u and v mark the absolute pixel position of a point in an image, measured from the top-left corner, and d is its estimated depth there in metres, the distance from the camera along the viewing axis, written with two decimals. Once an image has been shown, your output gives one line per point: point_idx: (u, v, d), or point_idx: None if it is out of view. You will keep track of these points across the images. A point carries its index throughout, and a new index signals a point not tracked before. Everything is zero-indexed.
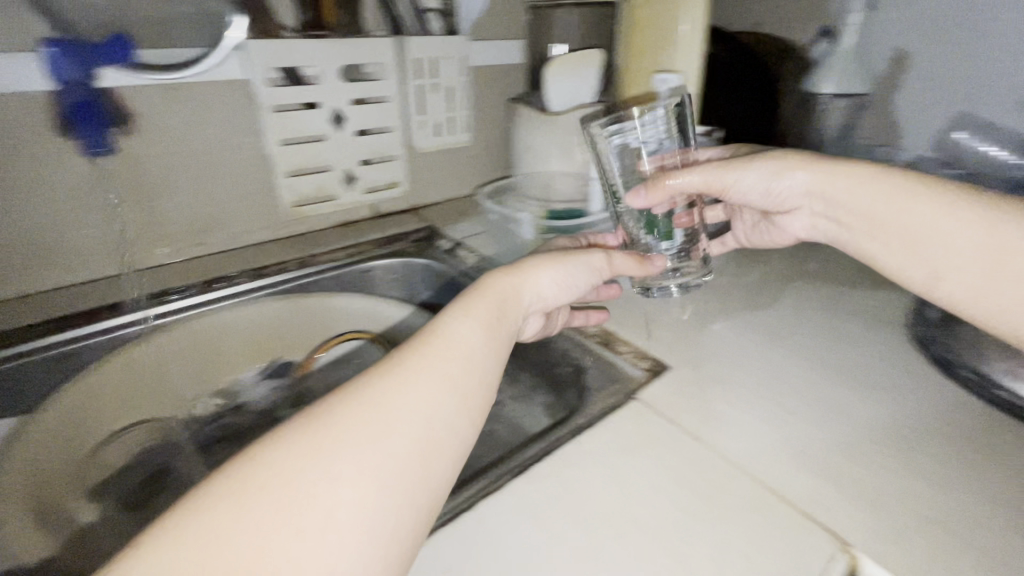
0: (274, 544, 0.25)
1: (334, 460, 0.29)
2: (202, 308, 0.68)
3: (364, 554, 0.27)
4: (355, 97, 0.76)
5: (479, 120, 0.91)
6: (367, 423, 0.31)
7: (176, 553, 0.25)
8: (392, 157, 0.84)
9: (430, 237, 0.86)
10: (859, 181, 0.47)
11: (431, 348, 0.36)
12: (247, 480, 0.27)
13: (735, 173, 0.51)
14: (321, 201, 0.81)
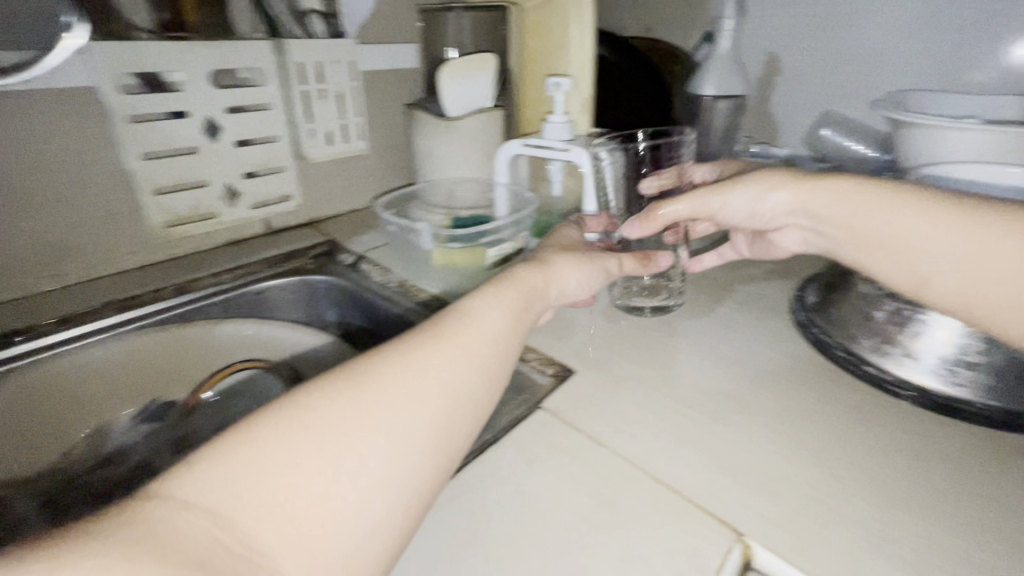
0: (314, 479, 0.28)
1: (371, 413, 0.32)
2: (57, 350, 0.59)
3: (384, 502, 0.30)
4: (230, 105, 0.69)
5: (377, 126, 0.87)
6: (407, 388, 0.34)
7: (226, 475, 0.27)
8: (281, 168, 0.78)
9: (331, 252, 0.81)
10: (837, 199, 0.48)
11: (463, 326, 0.40)
12: (296, 419, 0.30)
13: (726, 198, 0.54)
14: (199, 221, 0.73)
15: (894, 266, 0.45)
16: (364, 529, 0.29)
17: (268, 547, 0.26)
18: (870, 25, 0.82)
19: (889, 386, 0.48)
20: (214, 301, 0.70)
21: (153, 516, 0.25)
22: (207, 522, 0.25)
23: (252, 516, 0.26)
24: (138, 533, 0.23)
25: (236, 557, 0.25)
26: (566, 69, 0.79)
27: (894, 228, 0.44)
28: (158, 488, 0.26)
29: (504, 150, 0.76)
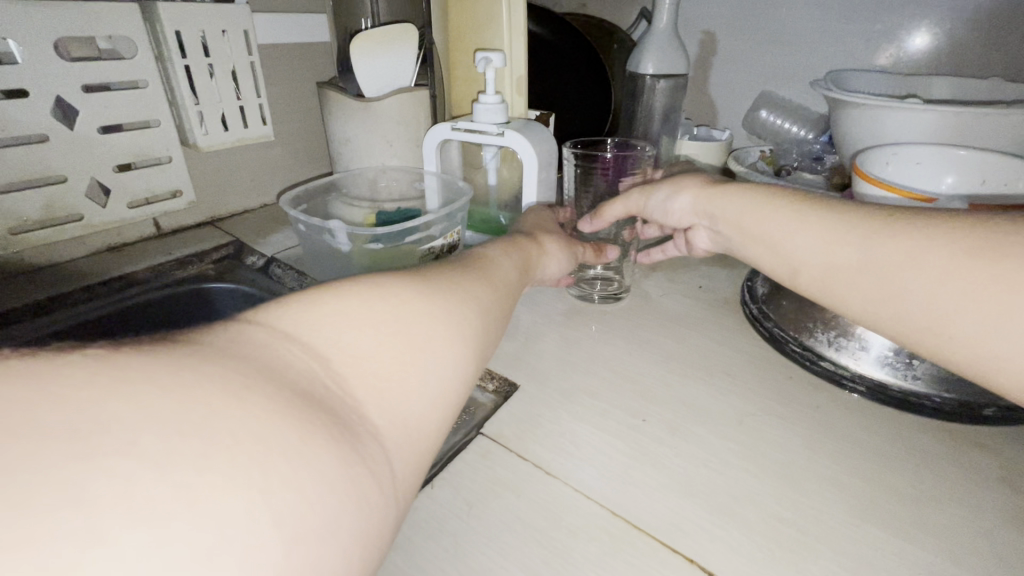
0: (398, 341, 0.25)
1: (441, 300, 0.30)
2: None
3: (454, 386, 0.27)
4: (89, 82, 0.57)
5: (285, 110, 0.77)
6: (463, 288, 0.32)
7: (316, 320, 0.24)
8: (165, 159, 0.66)
9: (236, 254, 0.70)
10: (727, 200, 0.47)
11: (492, 265, 0.40)
12: (379, 287, 0.27)
13: (646, 198, 0.56)
14: (58, 225, 0.60)
15: (762, 248, 0.43)
16: (439, 405, 0.26)
17: (357, 394, 0.23)
18: (804, 3, 0.80)
19: (843, 378, 0.47)
20: (93, 316, 0.58)
21: (251, 339, 0.22)
22: (305, 357, 0.22)
23: (344, 361, 0.23)
24: (243, 355, 0.21)
25: (332, 397, 0.22)
26: (496, 44, 0.72)
27: (759, 213, 0.43)
28: (245, 320, 0.23)
29: (433, 134, 0.69)
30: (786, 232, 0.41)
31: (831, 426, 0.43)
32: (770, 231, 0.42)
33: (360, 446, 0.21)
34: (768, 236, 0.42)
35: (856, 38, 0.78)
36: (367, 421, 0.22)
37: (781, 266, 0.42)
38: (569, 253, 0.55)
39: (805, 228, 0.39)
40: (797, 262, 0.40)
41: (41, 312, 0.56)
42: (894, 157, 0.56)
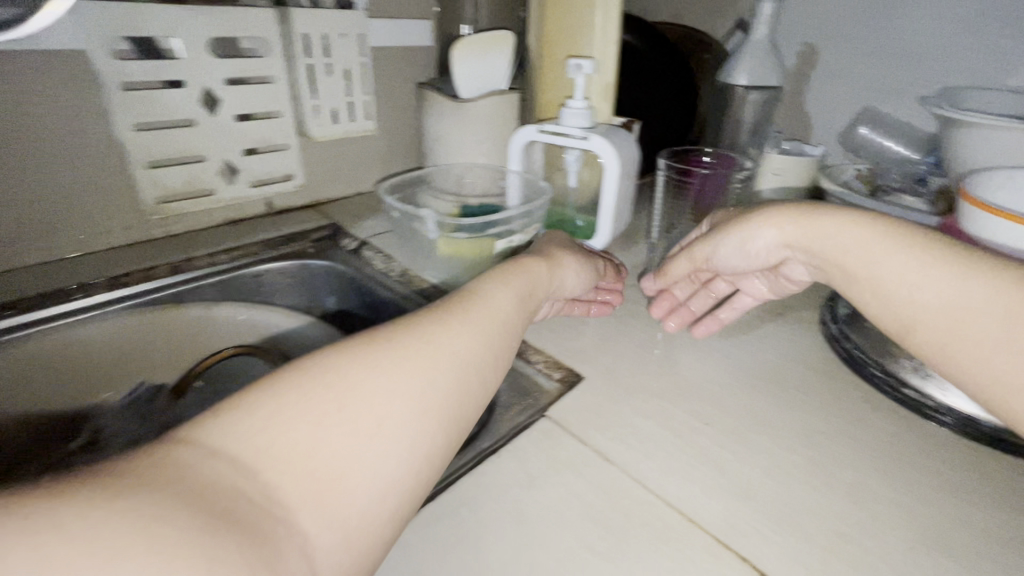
0: (336, 438, 0.27)
1: (390, 376, 0.31)
2: (31, 331, 0.55)
3: (403, 467, 0.29)
4: (230, 77, 0.65)
5: (390, 106, 0.84)
6: (422, 352, 0.33)
7: (250, 427, 0.26)
8: (283, 146, 0.74)
9: (333, 236, 0.78)
10: (821, 230, 0.43)
11: (478, 302, 0.40)
12: (319, 378, 0.29)
13: (720, 240, 0.51)
14: (194, 197, 0.69)
15: (868, 291, 0.40)
16: (382, 492, 0.28)
17: (289, 502, 0.24)
18: (920, 15, 0.76)
19: (929, 409, 0.44)
20: (207, 283, 0.66)
21: (178, 459, 0.23)
22: (232, 472, 0.24)
23: (276, 468, 0.25)
24: (163, 479, 0.22)
25: (258, 511, 0.23)
26: (586, 52, 0.75)
27: (861, 243, 0.41)
28: (178, 437, 0.25)
29: (519, 136, 0.72)
30: (897, 272, 0.38)
31: (909, 456, 0.41)
32: (879, 271, 0.39)
33: (281, 557, 0.22)
34: (871, 273, 0.40)
35: (979, 53, 0.73)
36: (298, 528, 0.24)
37: (883, 311, 0.39)
38: (585, 269, 0.55)
39: (918, 269, 0.37)
40: (908, 307, 0.37)
41: (175, 271, 0.65)
42: (1010, 181, 0.52)
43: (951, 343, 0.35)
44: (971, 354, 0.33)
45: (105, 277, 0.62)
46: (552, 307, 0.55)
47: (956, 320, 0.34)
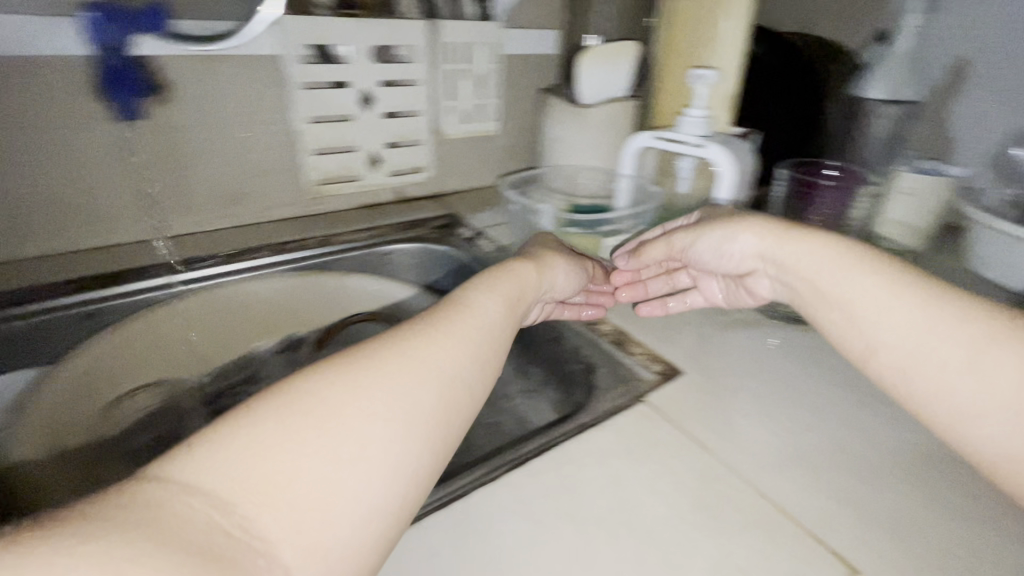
0: (318, 464, 0.25)
1: (377, 393, 0.29)
2: (148, 293, 0.66)
3: (392, 491, 0.27)
4: (383, 79, 0.75)
5: (513, 109, 0.90)
6: (410, 365, 0.31)
7: (223, 458, 0.24)
8: (418, 142, 0.83)
9: (451, 225, 0.86)
10: (799, 246, 0.44)
11: (464, 308, 0.39)
12: (297, 399, 0.27)
13: (700, 237, 0.51)
14: (345, 180, 0.81)
15: (837, 312, 0.40)
16: (370, 518, 0.26)
17: (269, 536, 0.23)
18: None
19: None
20: (347, 256, 0.78)
21: (147, 497, 0.22)
22: (207, 508, 0.22)
23: (251, 503, 0.23)
24: (130, 518, 0.20)
25: (236, 548, 0.21)
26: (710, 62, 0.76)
27: (831, 263, 0.41)
28: (145, 475, 0.23)
29: (634, 142, 0.74)
30: (865, 298, 0.38)
31: None
32: (850, 293, 0.39)
33: None
34: (841, 293, 0.40)
35: None
36: (279, 564, 0.22)
37: (851, 331, 0.39)
38: (576, 269, 0.54)
39: (882, 297, 0.38)
40: (875, 334, 0.38)
41: (323, 244, 0.77)
42: None
43: (915, 374, 0.36)
44: (935, 382, 0.35)
45: (269, 243, 0.75)
46: (542, 309, 0.54)
47: (925, 351, 0.35)
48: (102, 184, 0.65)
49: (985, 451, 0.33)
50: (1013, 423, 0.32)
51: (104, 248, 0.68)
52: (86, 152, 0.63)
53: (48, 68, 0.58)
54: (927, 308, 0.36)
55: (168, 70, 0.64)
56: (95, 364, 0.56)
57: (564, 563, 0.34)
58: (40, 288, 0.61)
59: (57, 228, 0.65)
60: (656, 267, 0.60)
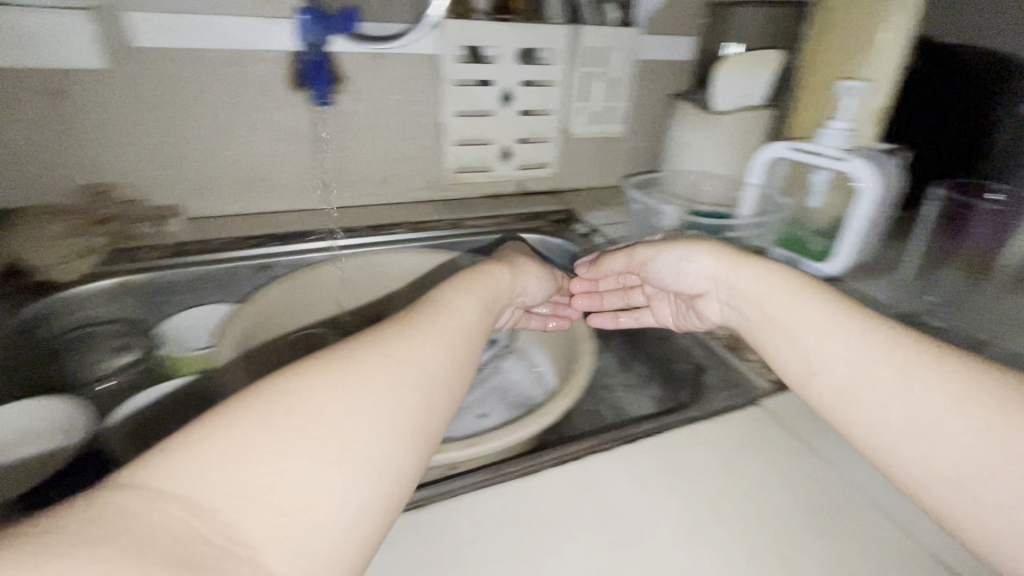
0: (301, 465, 0.25)
1: (358, 396, 0.29)
2: (222, 263, 0.72)
3: (375, 492, 0.28)
4: (524, 79, 0.81)
5: (638, 113, 0.93)
6: (388, 368, 0.32)
7: (200, 463, 0.24)
8: (547, 139, 0.89)
9: (568, 220, 0.90)
10: (750, 271, 0.47)
11: (441, 311, 0.40)
12: (275, 400, 0.27)
13: (659, 254, 0.55)
14: (479, 170, 0.88)
15: (782, 337, 0.43)
16: (357, 519, 0.27)
17: (253, 538, 0.23)
18: None
19: None
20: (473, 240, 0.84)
21: (122, 504, 0.21)
22: (185, 515, 0.22)
23: (232, 506, 0.23)
24: (108, 526, 0.20)
25: (216, 553, 0.22)
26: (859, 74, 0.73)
27: (778, 293, 0.44)
28: (114, 481, 0.23)
29: (766, 152, 0.72)
30: (811, 326, 0.41)
31: None
32: (794, 319, 0.43)
33: None
34: (786, 320, 0.43)
35: None
36: (263, 568, 0.23)
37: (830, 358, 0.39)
38: (547, 277, 0.59)
39: (826, 323, 0.41)
40: (815, 357, 0.40)
41: (453, 227, 0.85)
42: None
43: (852, 396, 0.38)
44: (873, 402, 0.37)
45: (407, 222, 0.84)
46: (515, 314, 0.58)
47: (862, 377, 0.38)
48: (286, 157, 0.78)
49: (907, 472, 0.35)
50: (917, 444, 0.34)
51: (284, 212, 0.83)
52: (280, 130, 0.76)
53: (264, 61, 0.71)
54: (864, 335, 0.39)
55: (348, 65, 0.74)
56: (278, 299, 0.66)
57: (677, 533, 0.37)
58: (236, 241, 0.75)
59: (254, 191, 0.80)
60: (615, 282, 0.64)
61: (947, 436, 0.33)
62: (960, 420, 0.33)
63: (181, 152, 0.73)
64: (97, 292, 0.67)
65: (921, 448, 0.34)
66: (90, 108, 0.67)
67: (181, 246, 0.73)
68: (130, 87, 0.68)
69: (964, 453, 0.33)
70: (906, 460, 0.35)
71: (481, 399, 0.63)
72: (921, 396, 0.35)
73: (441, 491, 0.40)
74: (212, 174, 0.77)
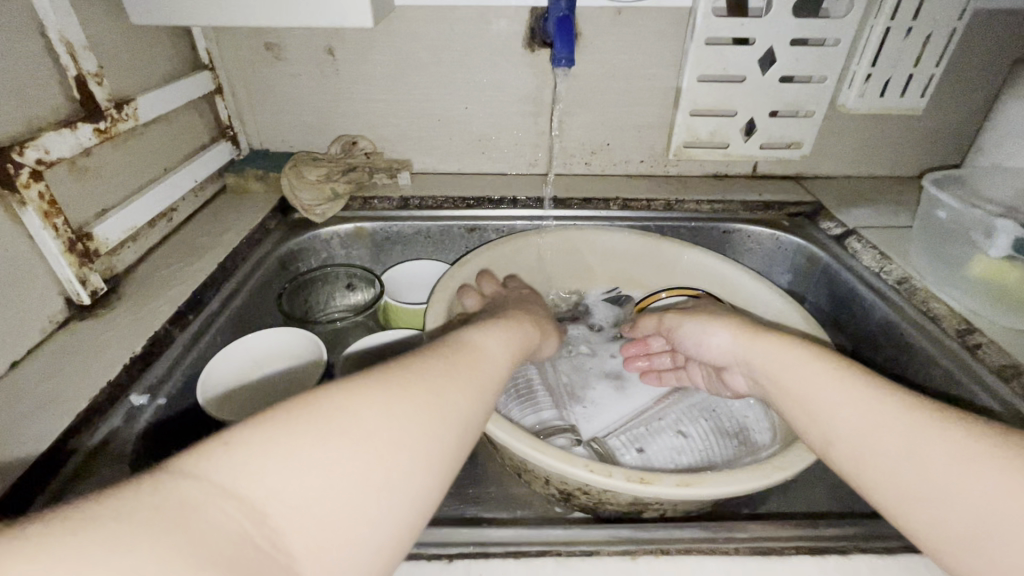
0: (348, 485, 0.25)
1: (406, 421, 0.28)
2: (380, 224, 0.75)
3: (405, 523, 0.26)
4: (796, 37, 0.65)
5: (944, 82, 0.71)
6: (435, 400, 0.31)
7: (258, 463, 0.23)
8: (807, 113, 0.71)
9: (814, 215, 0.73)
10: (768, 347, 0.42)
11: (479, 347, 0.39)
12: (331, 413, 0.26)
13: (688, 324, 0.50)
14: (711, 147, 0.75)
15: (799, 412, 0.38)
16: (381, 548, 0.25)
17: (293, 546, 0.22)
18: None
19: None
20: (687, 227, 0.74)
21: (182, 498, 0.21)
22: (242, 517, 0.21)
23: (283, 510, 0.22)
24: (165, 525, 0.19)
25: (261, 559, 0.21)
26: None
27: (794, 364, 0.40)
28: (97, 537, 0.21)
29: None
30: (832, 396, 0.36)
31: None
32: (810, 390, 0.38)
33: None
34: (800, 391, 0.38)
35: None
36: None
37: (873, 450, 0.33)
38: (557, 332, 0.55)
39: (832, 381, 0.37)
40: (834, 425, 0.35)
41: (667, 208, 0.75)
42: None
43: (871, 455, 0.33)
44: (892, 467, 0.32)
45: (617, 197, 0.77)
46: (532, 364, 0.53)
47: (868, 434, 0.33)
48: (510, 118, 0.77)
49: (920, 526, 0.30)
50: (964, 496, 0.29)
51: (498, 175, 0.83)
52: (510, 91, 0.75)
53: (507, 17, 0.69)
54: (873, 407, 0.34)
55: (589, 21, 0.68)
56: (490, 260, 0.65)
57: None
58: (453, 200, 0.77)
59: (476, 151, 0.81)
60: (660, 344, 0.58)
61: (954, 490, 0.29)
62: (961, 475, 0.29)
63: (419, 108, 0.77)
64: (340, 234, 0.74)
65: (938, 507, 0.30)
66: (354, 64, 0.73)
67: (406, 200, 0.77)
68: (389, 44, 0.71)
69: (977, 512, 0.28)
70: (924, 521, 0.30)
71: (683, 416, 0.55)
72: (921, 454, 0.31)
73: (657, 542, 0.34)
74: (442, 132, 0.79)
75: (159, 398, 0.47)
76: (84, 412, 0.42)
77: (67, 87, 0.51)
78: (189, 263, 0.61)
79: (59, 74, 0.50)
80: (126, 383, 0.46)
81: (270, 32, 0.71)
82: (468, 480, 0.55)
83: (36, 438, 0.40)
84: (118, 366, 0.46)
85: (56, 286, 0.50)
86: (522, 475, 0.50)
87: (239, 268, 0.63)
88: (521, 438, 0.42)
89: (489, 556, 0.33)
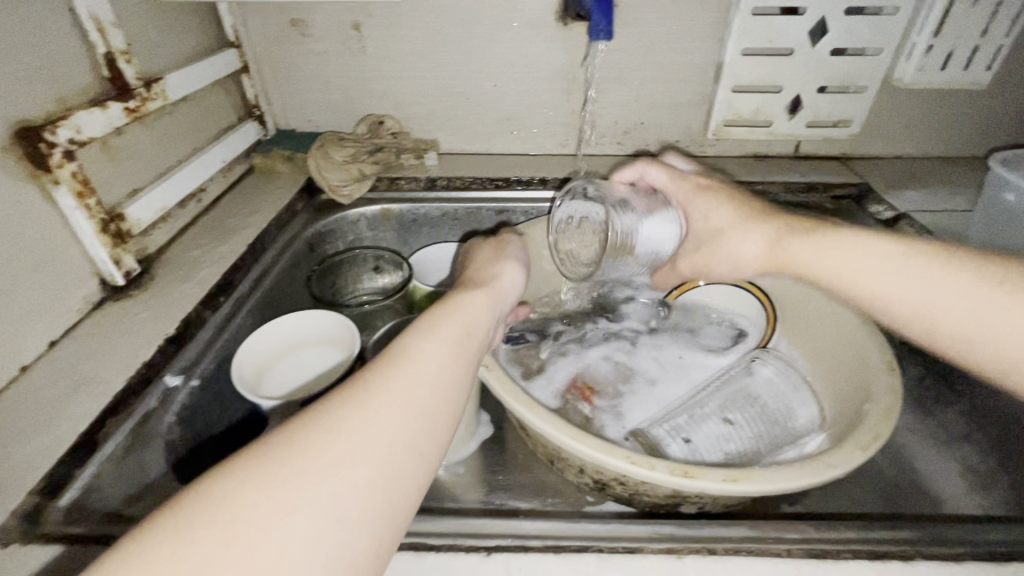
0: None
1: (290, 493, 0.23)
2: (407, 206, 0.74)
3: None
4: (851, 6, 0.60)
5: (1012, 53, 0.66)
6: (328, 448, 0.25)
7: None
8: (859, 90, 0.67)
9: (860, 198, 0.69)
10: (841, 255, 0.37)
11: (401, 351, 0.30)
12: (187, 526, 0.22)
13: (708, 260, 0.43)
14: (753, 125, 0.72)
15: (869, 304, 0.36)
16: None
17: None
18: None
19: None
20: None
21: None
22: None
23: None
24: None
25: None
26: None
27: (867, 264, 0.36)
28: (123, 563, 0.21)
29: None
30: (902, 277, 0.35)
31: None
32: (879, 277, 0.36)
33: None
34: (873, 284, 0.36)
35: None
36: None
37: (948, 322, 0.34)
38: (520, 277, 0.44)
39: (889, 273, 0.35)
40: (914, 308, 0.35)
41: None
42: None
43: (947, 327, 0.34)
44: (976, 329, 0.33)
45: None
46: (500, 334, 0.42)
47: (947, 306, 0.34)
48: (541, 96, 0.75)
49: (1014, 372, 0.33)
50: None
51: (526, 155, 0.81)
52: (541, 67, 0.72)
53: None
54: (948, 279, 0.34)
55: None
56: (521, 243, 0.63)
57: None
58: (481, 180, 0.75)
59: (504, 131, 0.79)
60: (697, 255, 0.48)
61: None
62: None
63: (447, 85, 0.75)
64: (366, 216, 0.73)
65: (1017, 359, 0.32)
66: (381, 41, 0.71)
67: (434, 180, 0.76)
68: (417, 20, 0.69)
69: None
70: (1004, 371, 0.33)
71: (728, 402, 0.52)
72: (999, 323, 0.32)
73: (703, 540, 0.32)
74: (470, 110, 0.77)
75: (192, 379, 0.47)
76: (120, 394, 0.42)
77: (97, 64, 0.50)
78: (219, 244, 0.61)
79: (89, 52, 0.49)
80: (160, 364, 0.46)
81: (296, 8, 0.70)
82: (497, 466, 0.55)
83: (76, 418, 0.40)
84: (151, 348, 0.46)
85: (91, 268, 0.50)
86: (555, 463, 0.48)
87: (266, 250, 0.62)
88: (562, 429, 0.41)
89: (528, 550, 0.32)
